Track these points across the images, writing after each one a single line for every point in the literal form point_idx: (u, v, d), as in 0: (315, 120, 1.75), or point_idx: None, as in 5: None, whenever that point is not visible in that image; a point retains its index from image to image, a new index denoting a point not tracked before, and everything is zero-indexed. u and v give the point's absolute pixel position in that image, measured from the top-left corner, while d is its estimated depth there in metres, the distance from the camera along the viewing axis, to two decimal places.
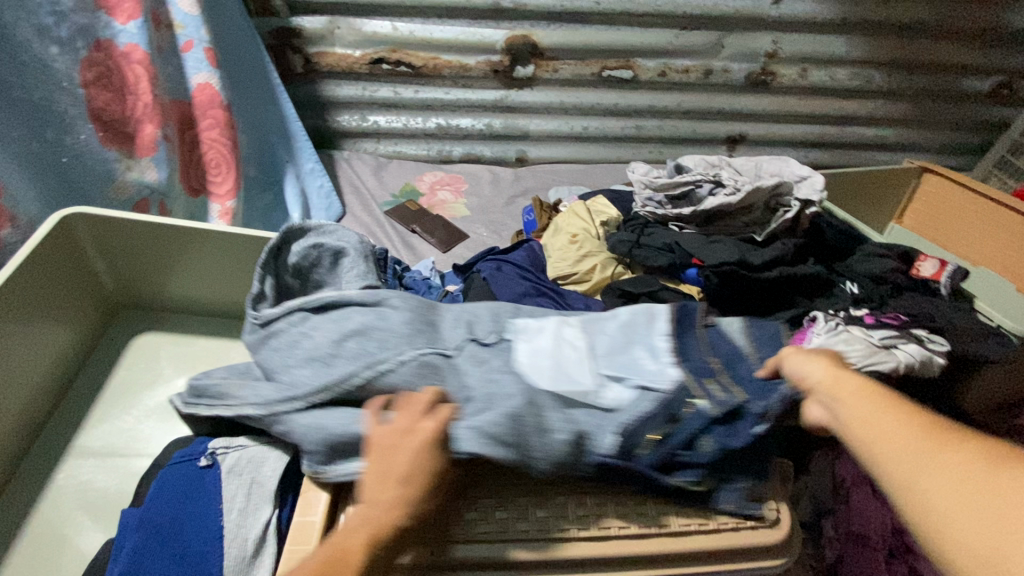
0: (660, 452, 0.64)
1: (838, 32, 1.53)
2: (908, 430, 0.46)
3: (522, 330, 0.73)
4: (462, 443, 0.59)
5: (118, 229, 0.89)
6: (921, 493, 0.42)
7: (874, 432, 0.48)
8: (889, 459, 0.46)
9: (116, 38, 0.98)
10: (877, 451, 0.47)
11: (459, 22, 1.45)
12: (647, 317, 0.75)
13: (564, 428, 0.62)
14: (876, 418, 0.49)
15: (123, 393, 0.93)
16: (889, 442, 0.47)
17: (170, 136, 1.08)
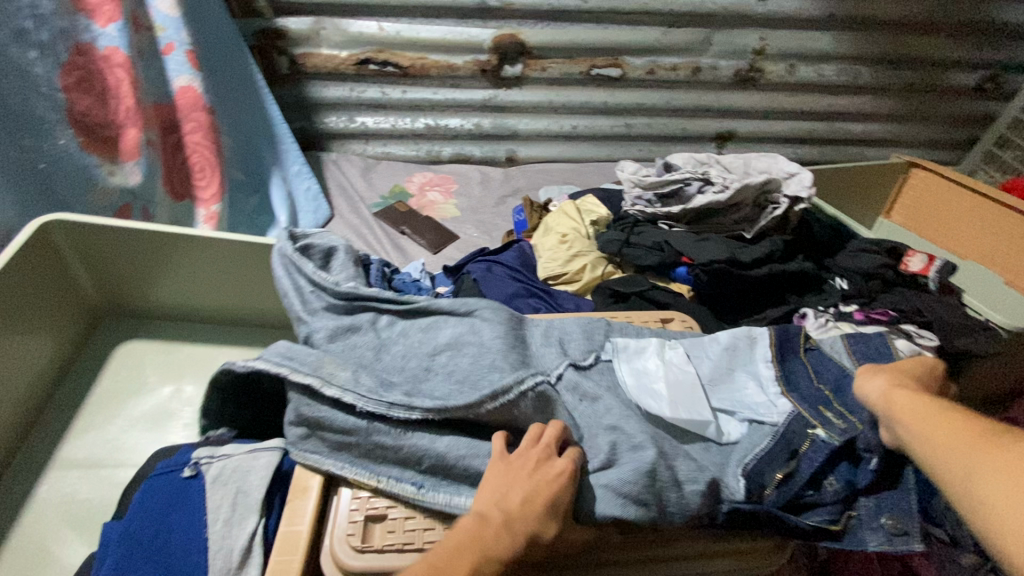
0: (785, 493, 0.63)
1: (825, 28, 1.53)
2: (967, 430, 0.45)
3: (622, 352, 0.74)
4: (598, 505, 0.59)
5: (101, 237, 0.88)
6: (983, 488, 0.40)
7: (934, 436, 0.47)
8: (953, 459, 0.44)
9: (96, 42, 0.97)
10: (938, 455, 0.46)
11: (446, 21, 1.43)
12: (748, 341, 0.76)
13: (696, 479, 0.62)
14: (935, 424, 0.48)
15: (107, 402, 0.92)
16: (949, 445, 0.45)
17: (152, 140, 1.07)
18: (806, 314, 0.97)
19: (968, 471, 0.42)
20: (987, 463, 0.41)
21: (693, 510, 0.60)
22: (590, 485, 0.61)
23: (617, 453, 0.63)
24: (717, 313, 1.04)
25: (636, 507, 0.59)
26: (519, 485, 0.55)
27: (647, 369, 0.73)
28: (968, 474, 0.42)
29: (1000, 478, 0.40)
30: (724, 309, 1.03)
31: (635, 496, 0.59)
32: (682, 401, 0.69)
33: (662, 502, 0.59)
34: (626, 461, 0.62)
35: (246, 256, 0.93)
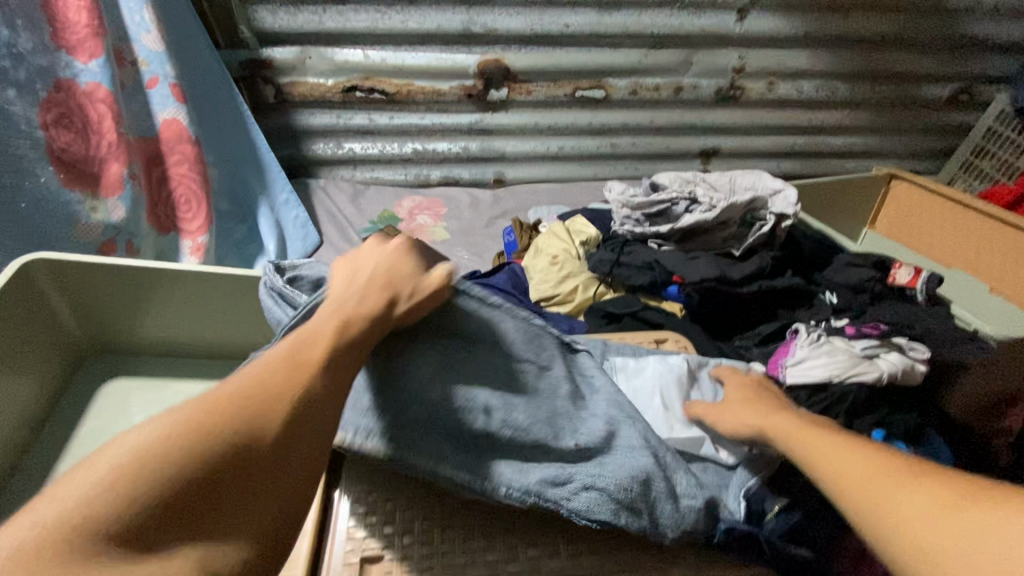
0: (783, 521, 0.66)
1: (800, 46, 1.57)
2: (857, 456, 0.51)
3: (621, 369, 0.77)
4: (591, 510, 0.58)
5: (83, 275, 0.87)
6: (883, 514, 0.45)
7: (828, 460, 0.53)
8: (850, 482, 0.49)
9: (77, 77, 0.97)
10: (834, 475, 0.51)
11: (430, 48, 1.45)
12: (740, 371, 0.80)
13: (693, 495, 0.62)
14: (828, 447, 0.54)
15: (91, 444, 0.89)
16: (843, 468, 0.51)
17: (136, 175, 1.06)
18: (797, 329, 0.97)
19: (866, 496, 0.47)
20: (883, 490, 0.47)
21: (688, 524, 0.61)
22: (579, 482, 0.59)
23: (612, 444, 0.62)
24: (711, 331, 1.05)
25: (628, 514, 0.58)
26: (379, 271, 0.56)
27: (643, 387, 0.74)
28: (866, 499, 0.47)
29: (892, 506, 0.45)
30: (715, 327, 1.04)
31: (627, 502, 0.58)
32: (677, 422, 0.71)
33: (655, 513, 0.60)
34: (617, 460, 0.61)
35: (235, 288, 0.92)
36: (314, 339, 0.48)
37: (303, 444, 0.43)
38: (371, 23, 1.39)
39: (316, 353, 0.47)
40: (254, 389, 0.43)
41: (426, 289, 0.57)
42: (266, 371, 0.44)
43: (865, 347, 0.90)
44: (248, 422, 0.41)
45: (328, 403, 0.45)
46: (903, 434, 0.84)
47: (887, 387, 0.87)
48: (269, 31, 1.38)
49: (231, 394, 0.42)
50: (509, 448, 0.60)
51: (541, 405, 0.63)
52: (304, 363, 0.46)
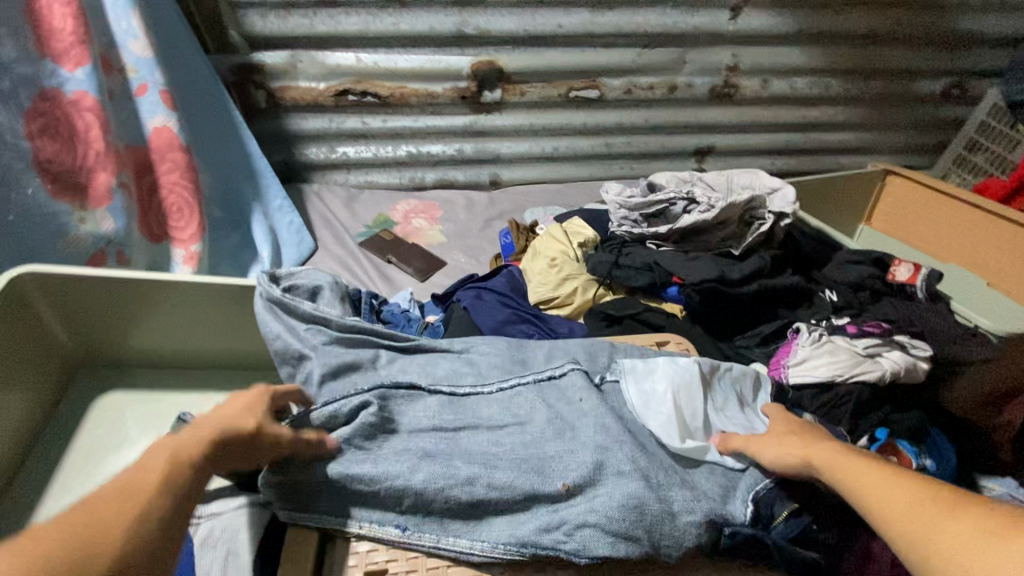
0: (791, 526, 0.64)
1: (794, 43, 1.57)
2: (896, 486, 0.52)
3: (630, 371, 0.75)
4: (588, 547, 0.58)
5: (74, 287, 0.85)
6: (938, 541, 0.45)
7: (870, 490, 0.53)
8: (898, 512, 0.49)
9: (63, 86, 0.95)
10: (879, 508, 0.51)
11: (423, 50, 1.44)
12: (744, 376, 0.81)
13: (692, 510, 0.62)
14: (867, 477, 0.54)
15: (86, 460, 0.87)
16: (888, 498, 0.51)
17: (127, 183, 1.04)
18: (798, 329, 0.96)
19: (917, 527, 0.47)
20: (933, 520, 0.47)
21: (688, 542, 0.60)
22: (572, 521, 0.60)
23: (601, 475, 0.63)
24: (711, 331, 1.04)
25: (625, 544, 0.59)
26: (219, 417, 0.55)
27: (655, 391, 0.73)
28: (919, 527, 0.47)
29: (946, 535, 0.45)
30: (716, 328, 1.03)
31: (625, 533, 0.59)
32: (684, 428, 0.71)
33: (655, 536, 0.59)
34: (608, 491, 0.61)
35: (228, 297, 0.90)
36: (145, 469, 0.46)
37: (153, 567, 0.41)
38: (362, 26, 1.37)
39: (149, 484, 0.44)
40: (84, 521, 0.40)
41: (265, 434, 0.56)
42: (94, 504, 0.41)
43: (867, 345, 0.90)
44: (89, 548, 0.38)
45: (172, 530, 0.43)
46: (906, 432, 0.84)
47: (890, 385, 0.87)
48: (260, 35, 1.37)
49: (59, 528, 0.39)
50: (498, 508, 0.61)
51: (529, 455, 0.65)
52: (134, 499, 0.43)
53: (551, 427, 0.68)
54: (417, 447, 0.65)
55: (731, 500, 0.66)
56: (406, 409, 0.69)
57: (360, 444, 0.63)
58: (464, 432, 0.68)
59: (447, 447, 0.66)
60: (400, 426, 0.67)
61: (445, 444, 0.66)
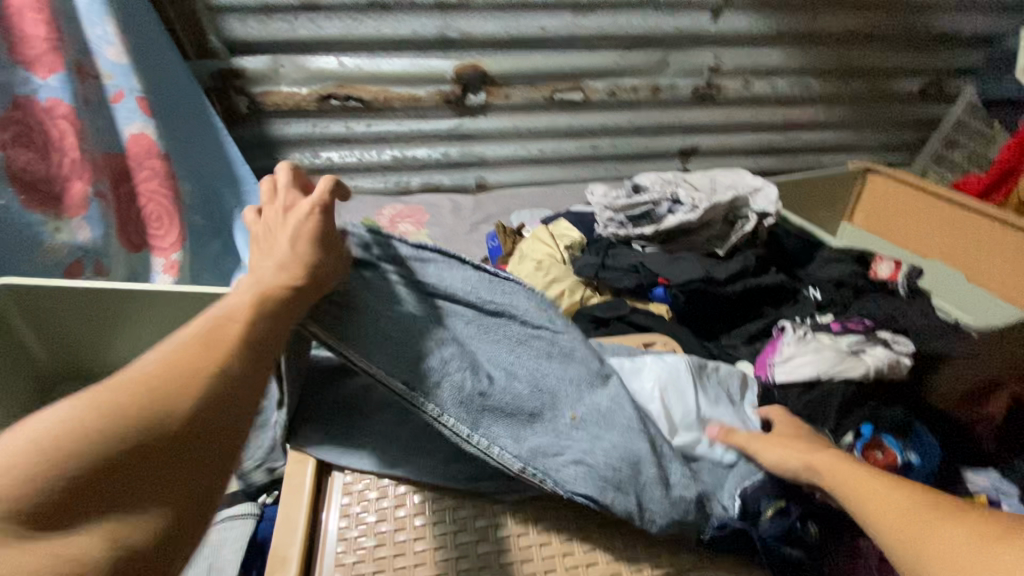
0: (781, 522, 0.64)
1: (774, 44, 1.59)
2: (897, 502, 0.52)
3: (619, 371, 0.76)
4: (576, 485, 0.61)
5: (47, 299, 0.83)
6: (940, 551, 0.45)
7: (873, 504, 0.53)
8: (902, 525, 0.49)
9: (36, 94, 0.94)
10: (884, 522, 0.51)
11: (405, 54, 1.43)
12: (734, 375, 0.81)
13: (685, 488, 0.63)
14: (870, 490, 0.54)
15: None
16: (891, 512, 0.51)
17: (104, 193, 1.02)
18: (784, 327, 0.97)
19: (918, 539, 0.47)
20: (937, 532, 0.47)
21: (674, 513, 0.61)
22: (569, 456, 0.64)
23: (610, 421, 0.67)
24: (698, 331, 1.04)
25: (614, 493, 0.61)
26: (286, 248, 0.60)
27: (643, 390, 0.73)
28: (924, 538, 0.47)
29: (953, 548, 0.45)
30: (703, 327, 1.04)
31: (615, 479, 0.61)
32: (672, 426, 0.71)
33: (642, 496, 0.61)
34: (610, 439, 0.65)
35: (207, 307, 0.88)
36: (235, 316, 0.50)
37: (250, 394, 0.45)
38: (344, 30, 1.36)
39: (235, 326, 0.49)
40: (171, 368, 0.43)
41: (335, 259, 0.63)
42: (178, 355, 0.44)
43: (851, 342, 0.90)
44: (179, 393, 0.41)
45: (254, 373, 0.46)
46: (890, 425, 0.84)
47: (874, 381, 0.88)
48: (239, 40, 1.35)
49: (149, 376, 0.41)
50: (513, 406, 0.67)
51: (549, 379, 0.71)
52: (218, 340, 0.47)
53: (583, 360, 0.72)
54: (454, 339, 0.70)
55: (716, 493, 0.67)
56: (446, 279, 0.75)
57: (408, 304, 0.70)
58: (500, 318, 0.75)
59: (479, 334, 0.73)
60: (441, 293, 0.73)
61: (479, 341, 0.73)
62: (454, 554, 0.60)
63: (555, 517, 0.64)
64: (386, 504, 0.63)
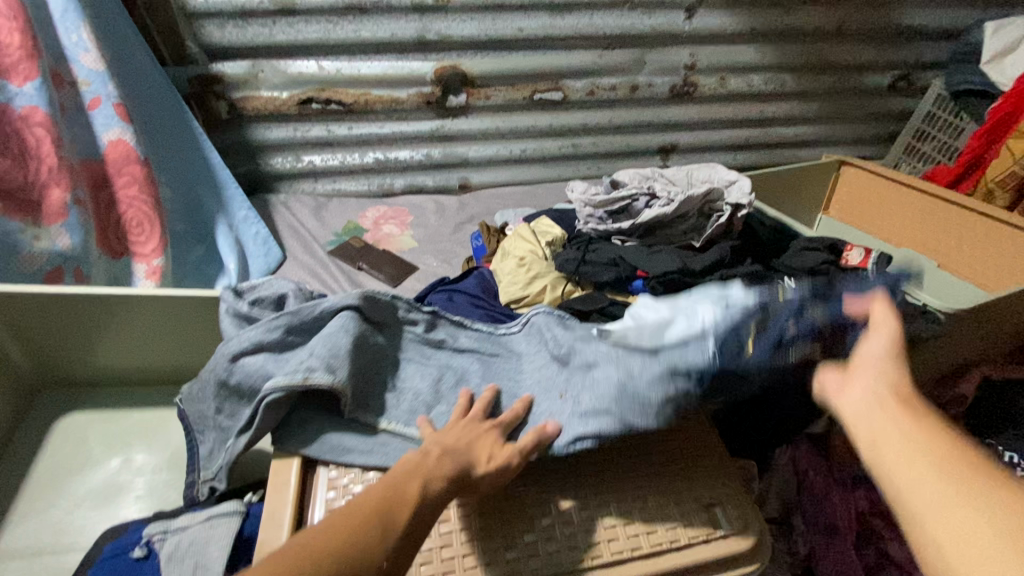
0: (763, 341, 0.63)
1: (748, 41, 1.62)
2: (941, 466, 0.43)
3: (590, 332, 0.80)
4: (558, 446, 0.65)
5: (26, 307, 0.82)
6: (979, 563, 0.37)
7: (907, 462, 0.44)
8: (936, 516, 0.40)
9: (12, 101, 0.93)
10: (906, 500, 0.43)
11: (386, 56, 1.44)
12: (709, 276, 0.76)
13: (655, 367, 0.61)
14: (913, 460, 0.44)
15: (47, 483, 0.85)
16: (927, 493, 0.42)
17: (83, 199, 1.02)
18: None
19: (958, 541, 0.39)
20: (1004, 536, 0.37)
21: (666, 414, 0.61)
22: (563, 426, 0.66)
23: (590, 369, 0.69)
24: None
25: (602, 420, 0.63)
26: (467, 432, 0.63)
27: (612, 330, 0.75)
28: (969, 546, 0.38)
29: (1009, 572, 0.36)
30: None
31: (606, 409, 0.63)
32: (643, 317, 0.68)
33: (624, 407, 0.62)
34: (588, 385, 0.67)
35: (187, 310, 0.88)
36: (406, 477, 0.54)
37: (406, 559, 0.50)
38: (323, 34, 1.37)
39: (410, 490, 0.53)
40: (353, 527, 0.49)
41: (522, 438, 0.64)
42: (360, 505, 0.51)
43: None
44: (351, 554, 0.47)
45: (417, 528, 0.52)
46: None
47: None
48: (217, 46, 1.35)
49: (338, 526, 0.48)
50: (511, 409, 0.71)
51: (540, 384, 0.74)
52: (397, 502, 0.52)
53: (556, 349, 0.74)
54: (454, 369, 0.77)
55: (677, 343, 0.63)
56: (457, 336, 0.81)
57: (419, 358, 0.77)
58: (498, 360, 0.79)
59: (479, 367, 0.77)
60: (450, 344, 0.79)
61: (482, 365, 0.78)
62: (436, 544, 0.61)
63: (537, 503, 0.65)
64: None
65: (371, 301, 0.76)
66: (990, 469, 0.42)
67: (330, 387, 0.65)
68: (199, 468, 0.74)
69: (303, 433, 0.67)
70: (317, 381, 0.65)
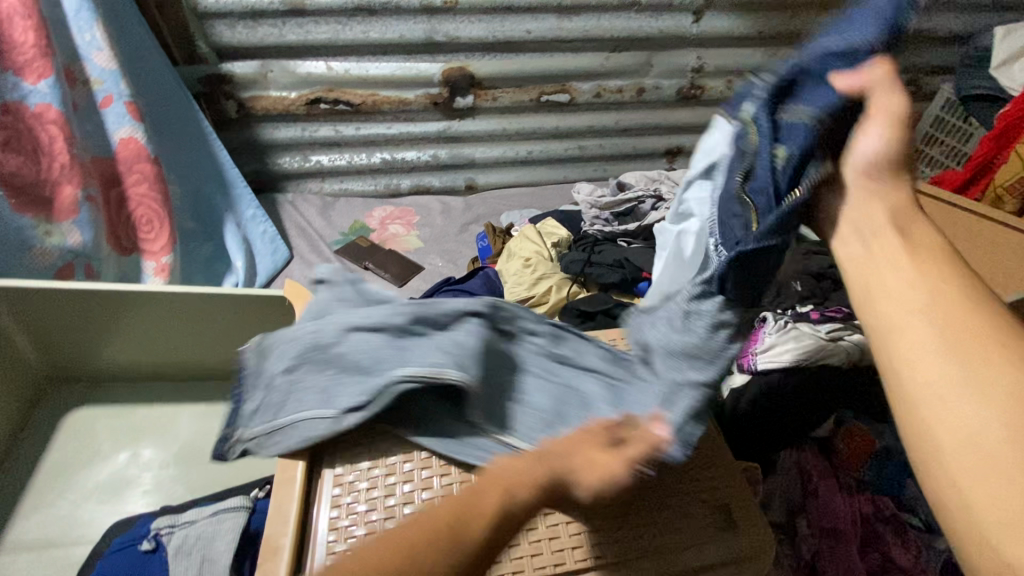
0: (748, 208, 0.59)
1: (756, 45, 1.62)
2: (947, 344, 0.40)
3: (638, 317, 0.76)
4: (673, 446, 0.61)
5: (38, 301, 0.83)
6: (962, 418, 0.37)
7: (913, 320, 0.43)
8: (938, 372, 0.39)
9: (26, 99, 0.94)
10: (908, 356, 0.41)
11: (394, 58, 1.45)
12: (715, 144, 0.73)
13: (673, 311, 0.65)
14: (914, 320, 0.43)
15: (57, 476, 0.86)
16: (925, 356, 0.41)
17: (94, 196, 1.04)
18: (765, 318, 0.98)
19: (941, 403, 0.38)
20: (998, 393, 0.37)
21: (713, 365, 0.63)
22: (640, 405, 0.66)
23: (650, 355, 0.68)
24: None
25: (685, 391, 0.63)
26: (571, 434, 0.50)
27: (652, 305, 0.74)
28: (961, 402, 0.38)
29: (988, 429, 0.36)
30: None
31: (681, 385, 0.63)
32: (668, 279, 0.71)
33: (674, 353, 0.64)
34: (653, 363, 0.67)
35: (197, 307, 0.88)
36: (484, 485, 0.44)
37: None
38: (332, 35, 1.38)
39: (486, 504, 0.43)
40: (416, 541, 0.40)
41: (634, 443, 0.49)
42: (431, 514, 0.42)
43: (830, 329, 0.92)
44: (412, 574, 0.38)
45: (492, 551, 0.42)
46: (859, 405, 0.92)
47: (854, 367, 0.90)
48: (228, 46, 1.36)
49: (398, 539, 0.40)
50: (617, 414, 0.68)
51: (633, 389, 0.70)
52: (472, 515, 0.42)
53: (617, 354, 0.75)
54: (584, 387, 0.71)
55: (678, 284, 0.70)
56: (584, 353, 0.75)
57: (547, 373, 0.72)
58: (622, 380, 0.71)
59: (602, 386, 0.71)
60: (575, 361, 0.74)
61: (609, 385, 0.71)
62: None
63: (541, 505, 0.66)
64: (376, 494, 0.64)
65: (496, 309, 0.72)
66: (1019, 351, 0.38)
67: (462, 383, 0.63)
68: (237, 426, 0.68)
69: (432, 431, 0.67)
70: (451, 378, 0.62)
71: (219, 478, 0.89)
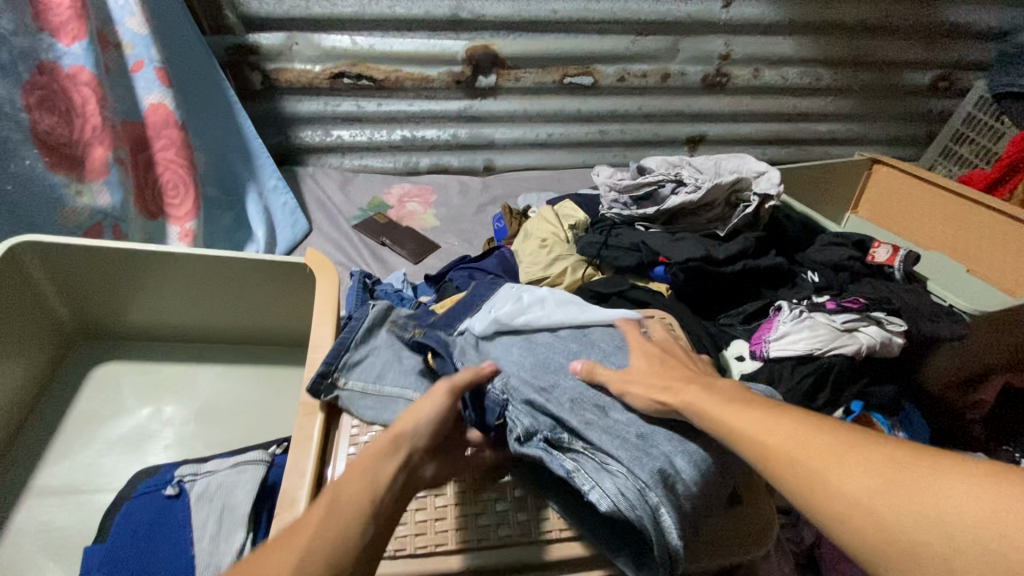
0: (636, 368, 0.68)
1: (786, 33, 1.59)
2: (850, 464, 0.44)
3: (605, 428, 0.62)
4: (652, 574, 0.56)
5: (67, 255, 0.85)
6: (937, 514, 0.38)
7: (811, 464, 0.45)
8: (858, 511, 0.41)
9: (60, 60, 0.96)
10: (827, 502, 0.43)
11: (418, 34, 1.45)
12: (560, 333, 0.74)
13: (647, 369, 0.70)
14: (809, 449, 0.46)
15: (82, 428, 0.89)
16: (851, 479, 0.43)
17: (123, 159, 1.06)
18: (780, 306, 0.99)
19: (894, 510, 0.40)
20: (916, 497, 0.39)
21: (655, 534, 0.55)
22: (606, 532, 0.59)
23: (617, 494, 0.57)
24: (697, 311, 1.06)
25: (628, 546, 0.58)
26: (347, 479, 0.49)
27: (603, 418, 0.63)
28: (903, 517, 0.39)
29: (937, 513, 0.38)
30: (701, 307, 1.06)
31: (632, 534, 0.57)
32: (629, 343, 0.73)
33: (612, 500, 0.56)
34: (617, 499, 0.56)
35: (219, 270, 0.90)
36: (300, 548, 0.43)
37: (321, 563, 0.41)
38: (358, 8, 1.38)
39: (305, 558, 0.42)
40: None
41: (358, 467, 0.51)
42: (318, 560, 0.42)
43: (846, 320, 0.92)
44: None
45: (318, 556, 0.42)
46: (880, 404, 0.90)
47: (866, 358, 0.90)
48: (255, 16, 1.37)
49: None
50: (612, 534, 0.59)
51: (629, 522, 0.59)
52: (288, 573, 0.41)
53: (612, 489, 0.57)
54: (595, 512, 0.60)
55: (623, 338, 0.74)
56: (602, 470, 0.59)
57: (597, 468, 0.59)
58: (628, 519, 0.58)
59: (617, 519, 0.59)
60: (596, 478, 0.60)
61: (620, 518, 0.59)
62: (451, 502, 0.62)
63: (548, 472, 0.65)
64: None
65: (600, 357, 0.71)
66: (888, 451, 0.43)
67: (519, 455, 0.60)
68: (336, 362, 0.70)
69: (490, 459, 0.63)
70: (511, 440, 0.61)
71: (236, 438, 0.91)
